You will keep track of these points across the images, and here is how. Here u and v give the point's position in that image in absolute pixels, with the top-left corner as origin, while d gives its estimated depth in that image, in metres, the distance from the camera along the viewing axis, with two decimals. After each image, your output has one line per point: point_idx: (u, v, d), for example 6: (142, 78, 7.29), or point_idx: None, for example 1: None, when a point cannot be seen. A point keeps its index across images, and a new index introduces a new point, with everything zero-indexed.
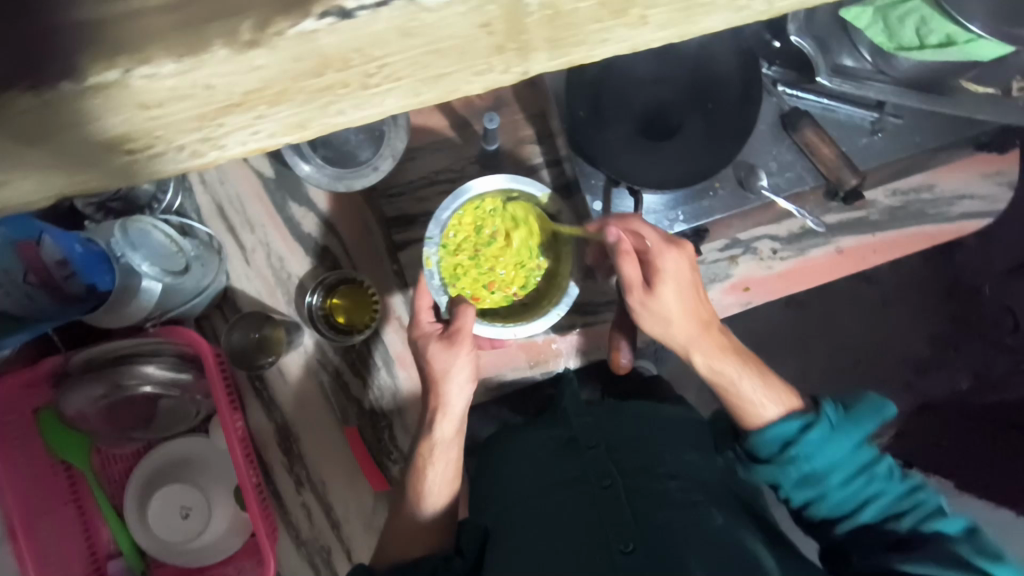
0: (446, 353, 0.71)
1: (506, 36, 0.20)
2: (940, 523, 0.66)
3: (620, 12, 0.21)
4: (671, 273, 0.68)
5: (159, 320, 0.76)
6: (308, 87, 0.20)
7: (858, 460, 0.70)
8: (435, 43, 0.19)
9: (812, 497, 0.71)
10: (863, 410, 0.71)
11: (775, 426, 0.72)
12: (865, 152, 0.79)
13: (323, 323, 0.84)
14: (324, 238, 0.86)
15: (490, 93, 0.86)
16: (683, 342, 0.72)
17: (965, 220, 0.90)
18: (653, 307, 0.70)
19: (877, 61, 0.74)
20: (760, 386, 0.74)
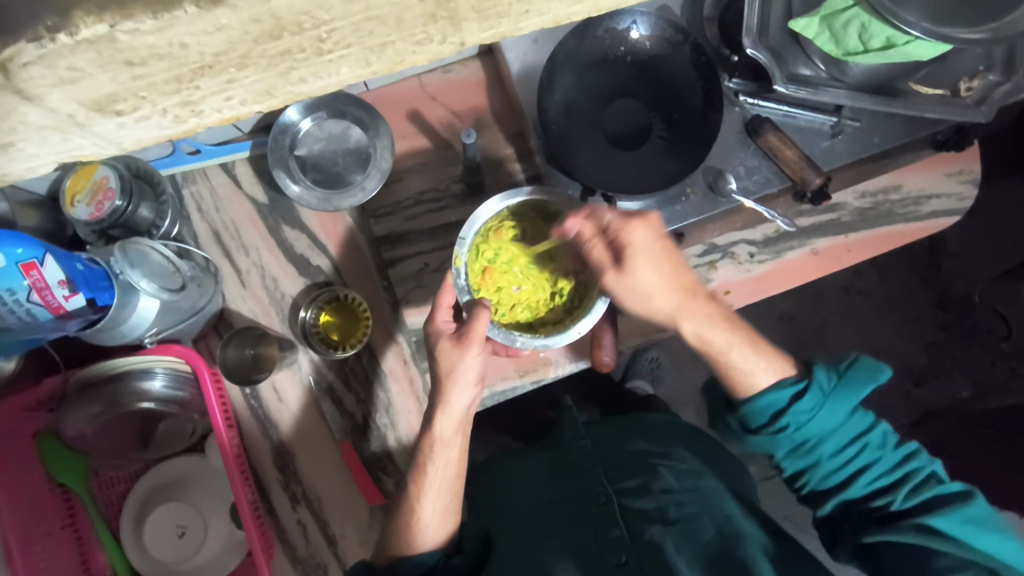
0: (454, 351, 0.74)
1: (435, 5, 0.29)
2: (935, 489, 0.70)
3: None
4: (639, 247, 0.71)
5: (158, 335, 0.77)
6: (268, 48, 0.28)
7: (851, 427, 0.74)
8: (371, 10, 0.28)
9: (805, 466, 0.75)
10: (856, 379, 0.73)
11: (767, 395, 0.75)
12: (827, 154, 0.84)
13: (316, 339, 0.87)
14: (318, 260, 0.89)
15: (470, 115, 0.91)
16: (669, 311, 0.76)
17: (935, 217, 0.94)
18: (630, 283, 0.73)
19: (831, 69, 0.78)
20: (752, 354, 0.78)
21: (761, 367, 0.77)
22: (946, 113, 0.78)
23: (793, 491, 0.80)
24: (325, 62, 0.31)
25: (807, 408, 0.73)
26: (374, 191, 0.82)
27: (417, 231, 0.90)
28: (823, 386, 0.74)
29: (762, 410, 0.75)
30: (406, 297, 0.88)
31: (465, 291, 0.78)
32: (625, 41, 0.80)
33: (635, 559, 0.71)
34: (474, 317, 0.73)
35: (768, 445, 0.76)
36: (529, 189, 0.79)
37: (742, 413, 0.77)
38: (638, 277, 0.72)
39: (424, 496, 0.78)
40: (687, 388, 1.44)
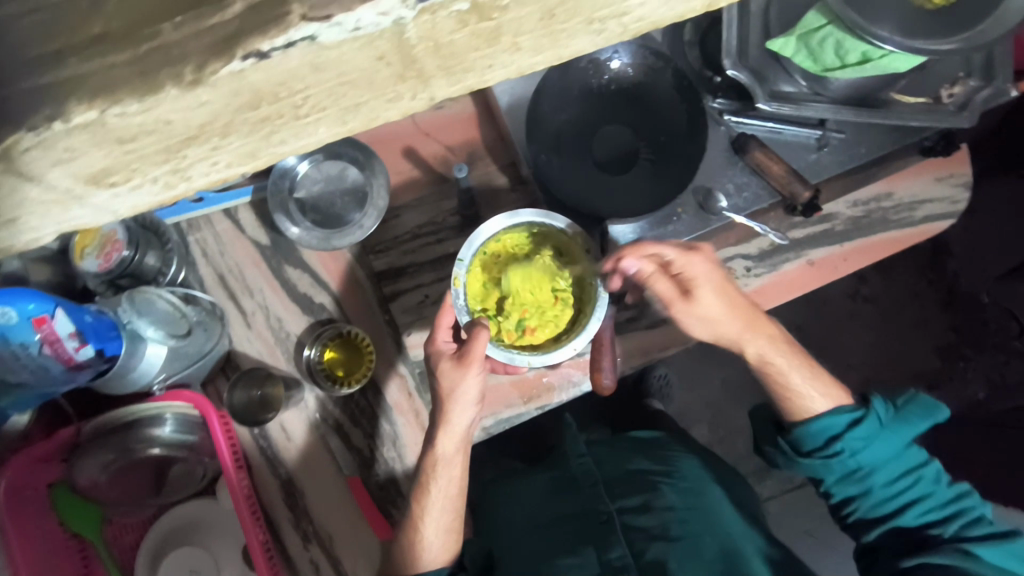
0: (455, 370, 0.74)
1: (402, 66, 0.30)
2: (983, 527, 0.73)
3: (493, 42, 0.30)
4: (701, 277, 0.73)
5: (166, 381, 0.79)
6: (247, 116, 0.30)
7: (904, 460, 0.77)
8: (342, 75, 0.30)
9: (855, 493, 0.78)
10: (914, 414, 0.77)
11: (824, 420, 0.77)
12: (815, 167, 0.85)
13: (321, 375, 0.88)
14: (322, 298, 0.91)
15: (463, 149, 0.94)
16: (735, 336, 0.77)
17: (929, 222, 0.94)
18: (696, 311, 0.75)
19: (812, 84, 0.80)
20: (810, 379, 0.79)
21: (819, 394, 0.79)
22: (929, 121, 0.80)
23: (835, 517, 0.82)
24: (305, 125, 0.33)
25: (862, 436, 0.76)
26: (372, 228, 0.85)
27: (417, 264, 0.92)
28: (881, 416, 0.77)
29: (816, 433, 0.77)
30: (408, 330, 0.89)
31: (463, 310, 0.77)
32: (608, 71, 0.82)
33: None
34: (473, 338, 0.72)
35: (818, 468, 0.78)
36: (531, 211, 0.79)
37: (794, 435, 0.79)
38: (704, 306, 0.73)
39: (426, 515, 0.78)
40: (698, 402, 1.44)
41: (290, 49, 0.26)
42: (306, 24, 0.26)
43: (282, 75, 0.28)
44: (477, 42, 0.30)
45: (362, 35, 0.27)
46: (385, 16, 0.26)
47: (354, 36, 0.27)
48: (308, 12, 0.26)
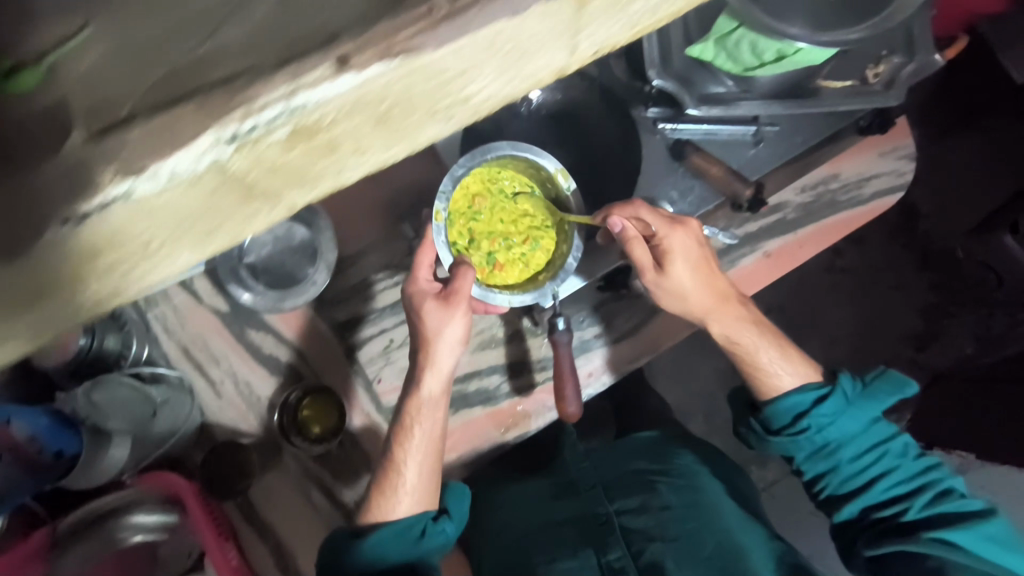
0: (442, 312, 0.75)
1: (246, 189, 0.25)
2: (954, 504, 0.74)
3: (334, 148, 0.25)
4: (678, 250, 0.76)
5: (137, 468, 0.79)
6: (91, 266, 0.24)
7: (871, 436, 0.79)
8: (186, 216, 0.24)
9: (825, 470, 0.80)
10: (876, 395, 0.78)
11: (793, 396, 0.80)
12: (754, 162, 0.85)
13: (294, 434, 0.86)
14: (289, 357, 0.91)
15: (410, 189, 0.94)
16: (706, 310, 0.80)
17: (878, 198, 0.95)
18: (669, 283, 0.78)
19: (739, 83, 0.79)
20: (778, 357, 0.82)
21: (786, 371, 0.82)
22: (858, 104, 0.80)
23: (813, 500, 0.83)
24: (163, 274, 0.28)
25: (827, 412, 0.78)
26: (325, 283, 0.85)
27: (378, 309, 0.92)
28: (846, 395, 0.79)
29: (785, 412, 0.80)
30: (377, 377, 0.90)
31: (444, 249, 0.78)
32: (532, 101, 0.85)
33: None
34: (458, 276, 0.75)
35: (789, 447, 0.80)
36: (510, 146, 0.81)
37: (765, 415, 0.81)
38: (675, 278, 0.77)
39: (408, 461, 0.78)
40: (688, 396, 1.43)
41: (108, 213, 0.22)
42: (119, 183, 0.21)
43: (114, 240, 0.24)
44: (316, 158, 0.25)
45: (189, 183, 0.23)
46: (201, 162, 0.22)
47: (181, 186, 0.23)
48: (119, 170, 0.22)
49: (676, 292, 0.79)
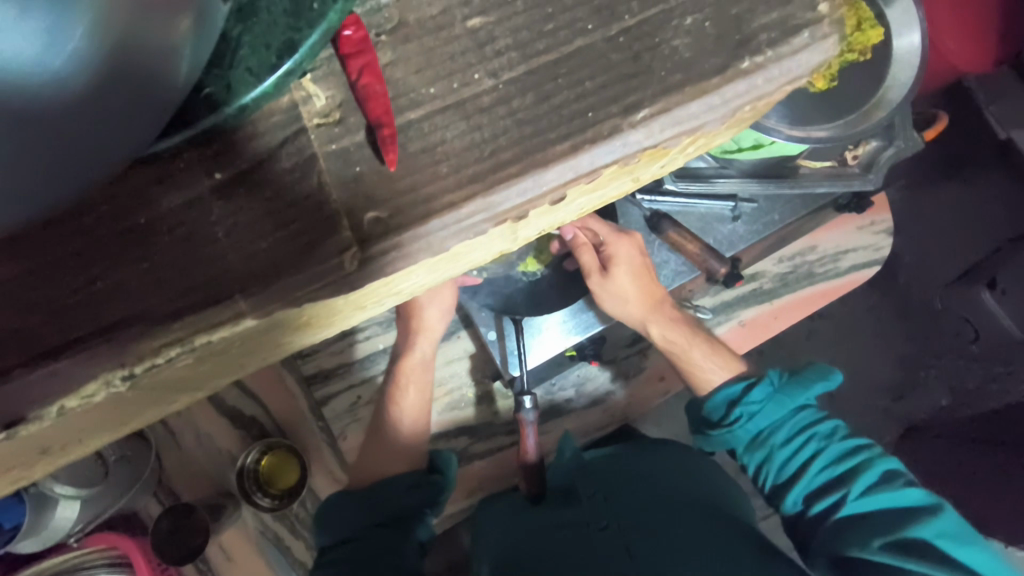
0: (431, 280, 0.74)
1: (120, 414, 0.24)
2: (894, 491, 0.66)
3: (220, 373, 0.26)
4: (622, 258, 0.78)
5: (83, 531, 0.76)
6: None
7: (795, 421, 0.76)
8: (47, 444, 0.23)
9: (761, 459, 0.77)
10: (800, 382, 0.77)
11: (722, 389, 0.81)
12: (730, 238, 0.85)
13: (255, 489, 0.84)
14: (249, 407, 0.86)
15: None
16: (639, 318, 0.81)
17: (854, 271, 0.95)
18: (611, 287, 0.78)
19: (719, 161, 0.78)
20: (710, 354, 0.82)
21: (718, 367, 0.82)
22: (835, 187, 0.80)
23: (763, 497, 0.79)
24: (52, 458, 0.26)
25: (755, 399, 0.78)
26: None
27: (347, 364, 0.87)
28: (772, 383, 0.79)
29: (717, 402, 0.81)
30: (342, 434, 0.86)
31: None
32: None
33: (617, 531, 0.72)
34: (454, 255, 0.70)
35: (726, 439, 0.79)
36: None
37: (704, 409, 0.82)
38: (617, 281, 0.77)
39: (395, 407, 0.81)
40: None
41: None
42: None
43: (39, 446, 0.22)
44: (193, 384, 0.25)
45: (111, 398, 0.21)
46: (95, 398, 0.20)
47: (86, 406, 0.21)
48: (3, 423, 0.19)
49: (625, 280, 0.79)
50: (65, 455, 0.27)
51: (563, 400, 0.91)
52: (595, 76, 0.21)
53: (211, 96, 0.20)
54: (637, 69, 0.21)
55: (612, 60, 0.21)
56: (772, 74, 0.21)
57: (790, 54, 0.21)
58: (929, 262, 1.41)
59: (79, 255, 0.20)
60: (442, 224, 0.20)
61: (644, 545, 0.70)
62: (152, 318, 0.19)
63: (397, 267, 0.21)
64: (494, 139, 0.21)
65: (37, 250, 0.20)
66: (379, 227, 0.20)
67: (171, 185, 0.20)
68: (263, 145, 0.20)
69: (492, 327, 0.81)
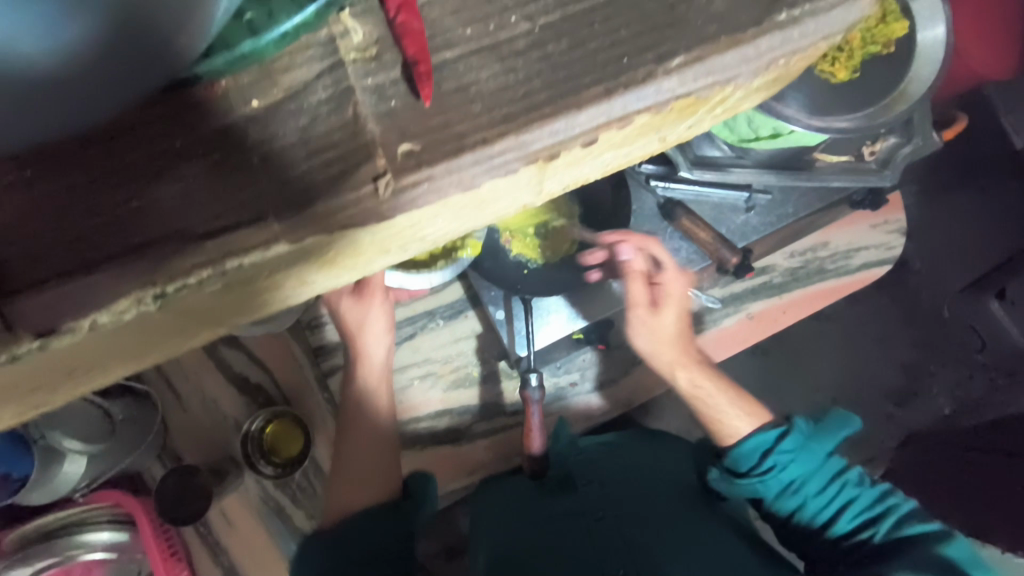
0: (359, 306, 0.74)
1: (146, 341, 0.24)
2: (917, 525, 0.68)
3: (246, 311, 0.27)
4: (673, 295, 0.80)
5: (89, 486, 0.79)
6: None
7: (829, 467, 0.75)
8: (77, 365, 0.23)
9: (795, 506, 0.75)
10: (829, 427, 0.76)
11: (753, 437, 0.76)
12: (744, 228, 0.85)
13: (259, 457, 0.85)
14: (257, 375, 0.87)
15: None
16: (669, 361, 0.82)
17: (865, 269, 0.95)
18: (653, 323, 0.80)
19: (736, 151, 0.78)
20: (728, 404, 0.81)
21: (741, 414, 0.80)
22: (849, 182, 0.80)
23: (790, 539, 0.77)
24: (68, 384, 0.26)
25: (789, 448, 0.75)
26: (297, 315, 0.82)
27: None
28: (802, 431, 0.76)
29: (743, 453, 0.76)
30: None
31: None
32: None
33: (613, 522, 0.72)
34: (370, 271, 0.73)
35: (756, 489, 0.75)
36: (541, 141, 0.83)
37: (727, 458, 0.78)
38: (663, 318, 0.79)
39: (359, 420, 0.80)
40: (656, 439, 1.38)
41: (15, 361, 0.20)
42: (30, 342, 0.20)
43: (71, 367, 0.23)
44: (218, 319, 0.26)
45: (140, 320, 0.22)
46: (127, 315, 0.21)
47: (113, 328, 0.21)
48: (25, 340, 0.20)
49: (671, 310, 0.80)
50: (93, 380, 0.28)
51: (568, 384, 0.91)
52: (630, 25, 0.21)
53: (253, 23, 0.20)
54: (672, 19, 0.21)
55: (648, 8, 0.21)
56: (808, 30, 0.21)
57: (828, 9, 0.22)
58: (940, 269, 1.40)
59: (113, 174, 0.20)
60: (473, 160, 0.20)
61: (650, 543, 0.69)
62: (182, 238, 0.20)
63: (424, 204, 0.21)
64: (528, 81, 0.21)
65: (79, 163, 0.20)
66: (411, 159, 0.20)
67: (209, 110, 0.21)
68: (299, 77, 0.21)
69: (501, 307, 0.82)
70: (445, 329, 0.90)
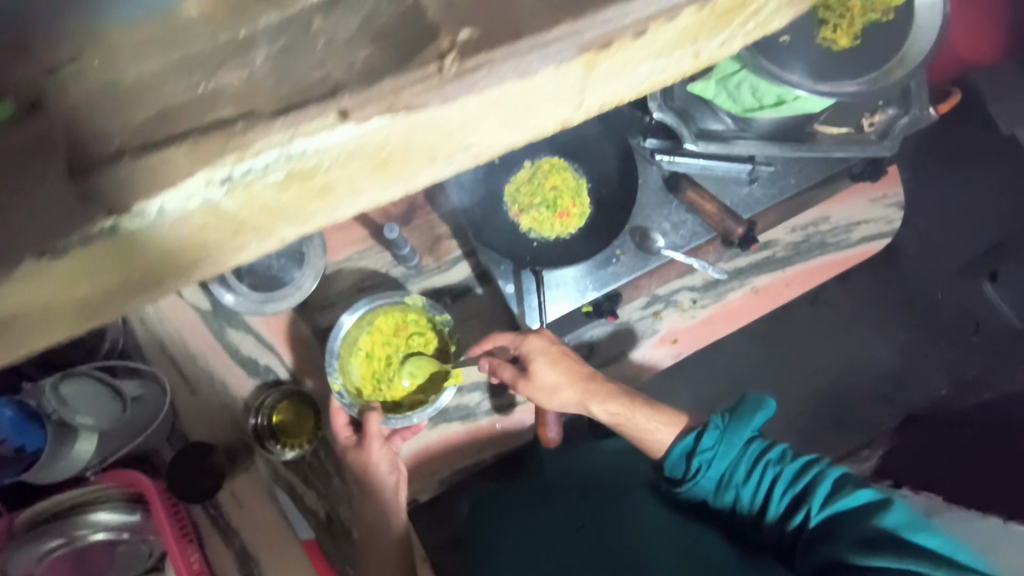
0: (359, 451, 0.79)
1: (216, 234, 0.28)
2: (848, 497, 0.61)
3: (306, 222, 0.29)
4: (537, 351, 0.79)
5: (101, 466, 0.78)
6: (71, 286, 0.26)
7: (750, 455, 0.70)
8: (159, 257, 0.27)
9: (728, 500, 0.71)
10: (745, 411, 0.72)
11: (677, 444, 0.75)
12: (747, 201, 0.86)
13: (271, 438, 0.85)
14: (267, 358, 0.88)
15: (403, 200, 0.91)
16: (576, 403, 0.80)
17: (865, 243, 0.96)
18: (536, 381, 0.79)
19: (737, 122, 0.79)
20: (665, 427, 0.78)
21: (662, 427, 0.78)
22: (854, 151, 0.81)
23: (739, 536, 0.72)
24: (146, 295, 0.29)
25: (709, 445, 0.71)
26: (310, 288, 0.83)
27: None
28: (718, 426, 0.73)
29: (674, 456, 0.74)
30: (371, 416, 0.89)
31: (350, 407, 0.81)
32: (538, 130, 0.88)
33: (592, 530, 0.74)
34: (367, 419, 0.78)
35: (693, 493, 0.72)
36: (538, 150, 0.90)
37: (664, 469, 0.75)
38: (538, 376, 0.78)
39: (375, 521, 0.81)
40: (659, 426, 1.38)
41: (90, 246, 0.24)
42: (103, 221, 0.23)
43: (149, 259, 0.27)
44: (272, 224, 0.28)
45: (206, 206, 0.25)
46: (193, 203, 0.24)
47: (182, 211, 0.24)
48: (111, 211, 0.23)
49: (545, 365, 0.79)
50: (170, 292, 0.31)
51: None
52: None
53: None
54: None
55: None
56: None
57: None
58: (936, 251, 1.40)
59: None
60: (530, 48, 0.23)
61: (620, 539, 0.71)
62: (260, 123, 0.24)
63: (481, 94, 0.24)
64: None
65: None
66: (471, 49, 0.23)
67: None
68: None
69: (511, 281, 0.81)
70: (455, 308, 0.91)
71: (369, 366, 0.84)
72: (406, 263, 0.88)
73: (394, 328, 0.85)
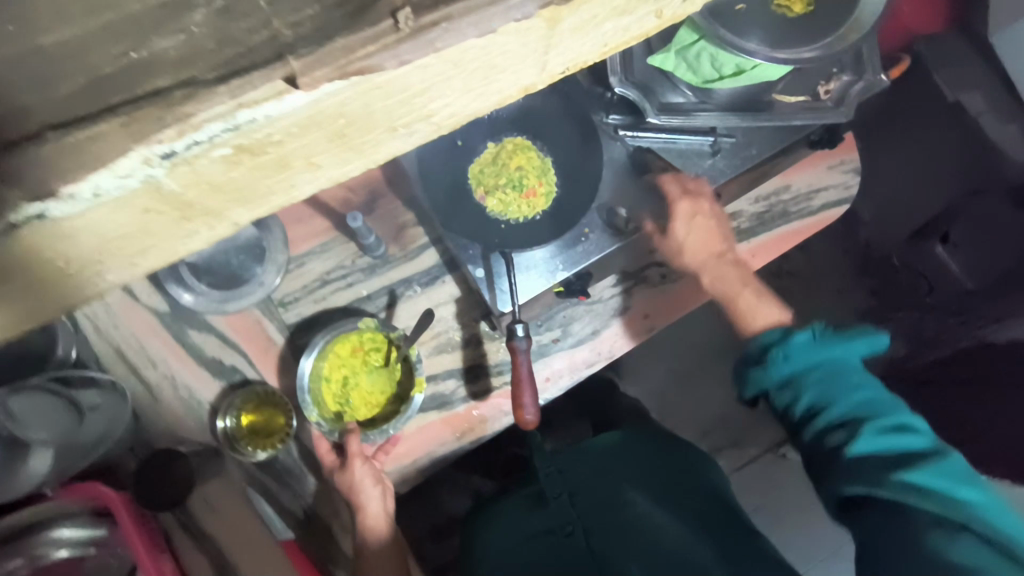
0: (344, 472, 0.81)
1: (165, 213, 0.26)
2: (907, 436, 0.67)
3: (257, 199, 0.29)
4: (700, 209, 0.83)
5: (60, 481, 0.73)
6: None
7: (838, 365, 0.74)
8: (100, 235, 0.26)
9: (789, 400, 0.75)
10: (850, 332, 0.75)
11: (767, 333, 0.79)
12: (711, 172, 0.86)
13: (241, 441, 0.83)
14: (230, 357, 0.85)
15: (364, 188, 0.89)
16: (697, 265, 0.88)
17: (826, 209, 0.98)
18: (668, 238, 0.85)
19: (698, 95, 0.80)
20: (760, 298, 0.86)
21: (769, 309, 0.85)
22: (811, 119, 0.82)
23: (787, 434, 0.77)
24: (84, 278, 0.28)
25: (799, 341, 0.75)
26: (274, 285, 0.83)
27: (328, 311, 0.88)
28: (812, 332, 0.76)
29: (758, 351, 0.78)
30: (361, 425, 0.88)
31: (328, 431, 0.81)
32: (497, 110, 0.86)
33: (582, 532, 0.75)
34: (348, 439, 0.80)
35: (757, 378, 0.77)
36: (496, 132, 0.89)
37: (749, 346, 0.81)
38: (675, 235, 0.84)
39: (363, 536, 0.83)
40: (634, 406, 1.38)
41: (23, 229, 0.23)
42: (30, 206, 0.22)
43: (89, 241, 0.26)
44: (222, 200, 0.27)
45: (145, 186, 0.24)
46: (130, 181, 0.23)
47: (121, 190, 0.23)
48: (30, 192, 0.22)
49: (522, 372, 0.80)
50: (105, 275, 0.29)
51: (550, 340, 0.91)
52: None
53: None
54: None
55: None
56: None
57: None
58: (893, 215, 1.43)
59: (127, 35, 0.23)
60: None
61: (603, 544, 0.72)
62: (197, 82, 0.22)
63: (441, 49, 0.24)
64: None
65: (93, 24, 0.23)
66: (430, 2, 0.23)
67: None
68: None
69: (480, 265, 0.80)
70: (424, 296, 0.89)
71: (338, 394, 0.83)
72: (371, 253, 0.87)
73: (355, 353, 0.83)
